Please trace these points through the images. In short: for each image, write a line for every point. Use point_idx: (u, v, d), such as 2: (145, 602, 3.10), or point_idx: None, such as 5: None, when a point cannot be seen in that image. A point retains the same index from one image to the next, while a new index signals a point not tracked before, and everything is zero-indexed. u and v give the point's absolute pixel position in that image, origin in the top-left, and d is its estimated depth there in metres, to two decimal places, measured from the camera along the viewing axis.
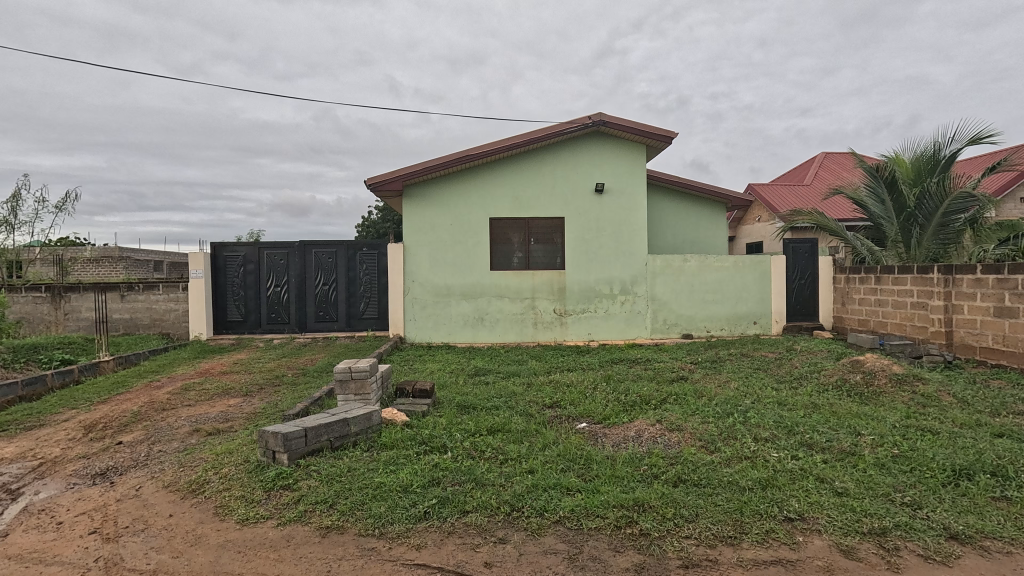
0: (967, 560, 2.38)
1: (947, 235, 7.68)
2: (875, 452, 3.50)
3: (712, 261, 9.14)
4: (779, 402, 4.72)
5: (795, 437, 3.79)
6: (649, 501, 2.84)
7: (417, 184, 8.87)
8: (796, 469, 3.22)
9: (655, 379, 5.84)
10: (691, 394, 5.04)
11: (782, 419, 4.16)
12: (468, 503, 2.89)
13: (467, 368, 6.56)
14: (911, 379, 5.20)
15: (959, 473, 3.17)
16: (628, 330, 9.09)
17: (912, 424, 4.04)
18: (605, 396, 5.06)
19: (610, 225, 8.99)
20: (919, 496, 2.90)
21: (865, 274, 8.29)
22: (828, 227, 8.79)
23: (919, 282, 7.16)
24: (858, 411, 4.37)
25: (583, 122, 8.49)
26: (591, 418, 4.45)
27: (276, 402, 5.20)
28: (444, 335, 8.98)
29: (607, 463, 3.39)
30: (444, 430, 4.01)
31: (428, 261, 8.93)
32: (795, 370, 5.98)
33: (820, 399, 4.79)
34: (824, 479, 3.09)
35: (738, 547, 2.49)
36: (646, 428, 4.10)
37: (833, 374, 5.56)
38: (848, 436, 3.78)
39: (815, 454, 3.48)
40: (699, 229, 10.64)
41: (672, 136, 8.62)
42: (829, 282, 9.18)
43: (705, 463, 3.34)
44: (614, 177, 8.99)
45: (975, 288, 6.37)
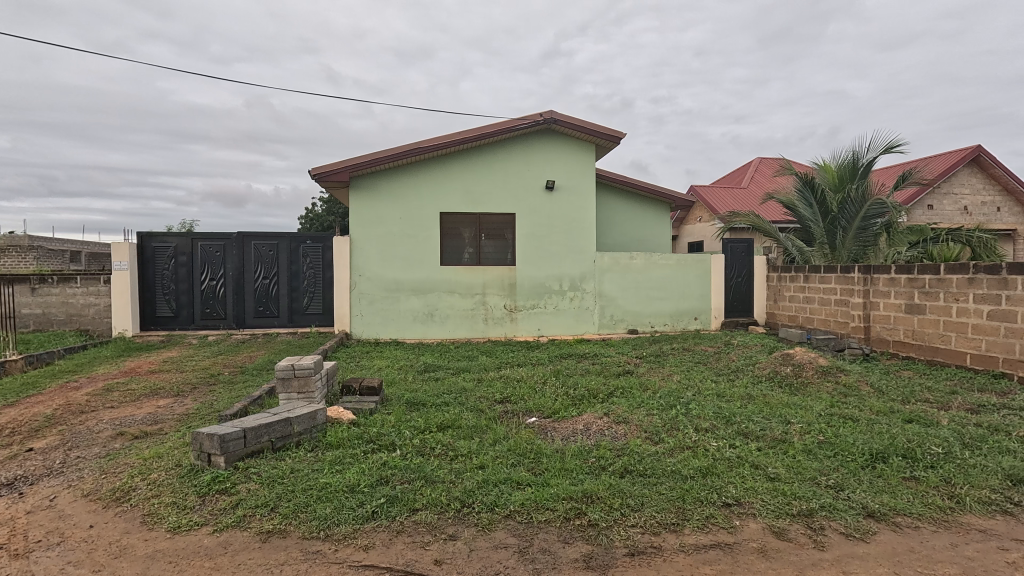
0: (882, 535, 2.60)
1: (865, 238, 8.32)
2: (803, 439, 3.75)
3: (656, 259, 9.44)
4: (718, 393, 4.96)
5: (733, 427, 3.99)
6: (598, 493, 2.91)
7: (366, 175, 8.63)
8: (733, 456, 3.40)
9: (602, 373, 5.99)
10: (637, 387, 5.21)
11: (721, 409, 4.38)
12: (418, 501, 2.85)
13: (415, 365, 6.45)
14: (835, 371, 5.61)
15: (876, 457, 3.45)
16: (577, 326, 9.25)
17: (836, 412, 4.37)
18: (554, 391, 5.13)
19: (560, 222, 9.10)
20: (842, 478, 3.13)
21: (795, 273, 8.84)
22: (762, 228, 9.32)
23: (842, 281, 7.73)
24: (788, 401, 4.68)
25: (534, 119, 8.53)
26: (541, 413, 4.50)
27: (212, 402, 4.92)
28: (392, 331, 8.80)
29: (557, 456, 3.45)
30: (392, 428, 3.93)
31: (376, 256, 8.71)
32: (732, 364, 6.29)
33: (754, 390, 5.08)
34: (758, 466, 3.28)
35: (680, 533, 2.60)
36: (594, 422, 4.19)
37: (766, 366, 5.92)
38: (780, 424, 4.03)
39: (750, 442, 3.69)
40: (644, 228, 10.98)
41: (619, 137, 8.85)
42: (762, 280, 9.74)
43: (650, 453, 3.46)
44: (565, 175, 9.10)
45: (890, 286, 6.95)
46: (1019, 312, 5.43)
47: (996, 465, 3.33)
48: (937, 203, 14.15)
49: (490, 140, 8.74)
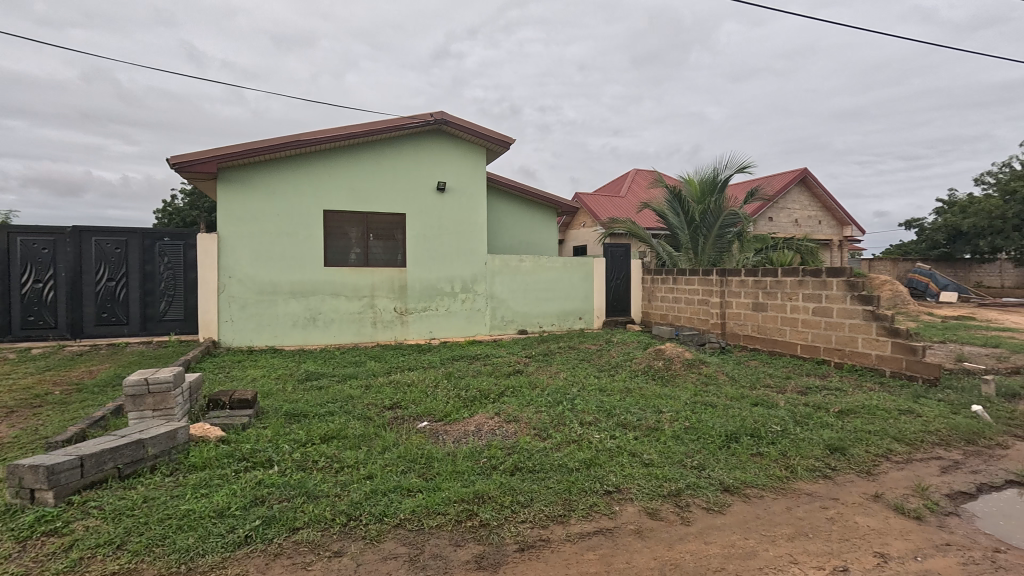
0: (735, 506, 2.97)
1: (722, 245, 9.42)
2: (672, 426, 4.14)
3: (544, 261, 9.82)
4: (600, 388, 5.30)
5: (613, 419, 4.28)
6: (489, 492, 2.95)
7: (237, 167, 7.88)
8: (613, 446, 3.65)
9: (493, 374, 6.08)
10: (526, 386, 5.37)
11: (603, 403, 4.68)
12: (299, 519, 2.66)
13: (296, 373, 6.01)
14: (698, 363, 6.29)
15: (730, 437, 3.92)
16: (468, 328, 9.29)
17: (699, 400, 4.89)
18: (446, 394, 5.10)
19: (451, 224, 9.08)
20: (704, 459, 3.51)
21: (665, 275, 9.74)
22: (638, 234, 10.13)
23: (703, 282, 8.67)
24: (660, 392, 5.14)
25: (424, 119, 8.42)
26: (432, 416, 4.44)
27: (36, 428, 4.13)
28: (269, 338, 8.11)
29: (448, 459, 3.42)
30: (269, 443, 3.62)
31: (250, 255, 7.98)
32: (612, 360, 6.76)
33: (631, 383, 5.51)
34: (634, 454, 3.56)
35: (566, 523, 2.73)
36: (485, 422, 4.24)
37: (642, 361, 6.44)
38: (653, 414, 4.42)
39: (628, 432, 3.99)
40: (533, 232, 11.37)
41: (508, 142, 9.07)
42: (638, 282, 10.59)
43: (539, 449, 3.58)
44: (456, 177, 9.10)
45: (741, 288, 7.95)
46: (835, 308, 6.54)
47: (819, 437, 3.98)
48: (775, 215, 16.51)
49: (378, 137, 8.45)
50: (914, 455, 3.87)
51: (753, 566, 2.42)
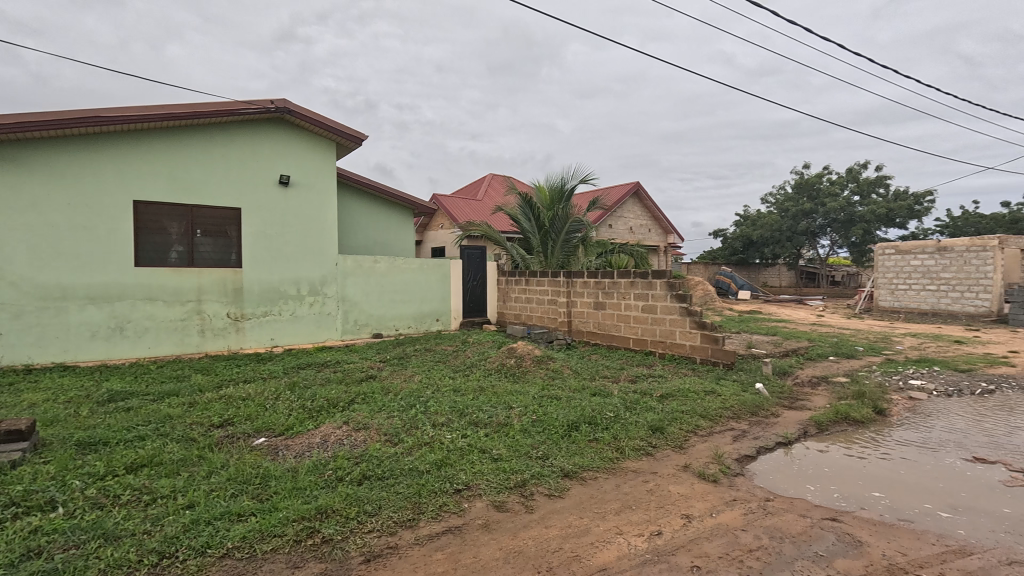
0: (573, 490, 3.24)
1: (568, 249, 10.18)
2: (520, 421, 4.36)
3: (400, 263, 9.62)
4: (454, 389, 5.36)
5: (465, 418, 4.37)
6: (333, 506, 2.80)
7: (6, 142, 6.37)
8: (464, 445, 3.72)
9: (344, 381, 5.78)
10: (378, 391, 5.21)
11: (456, 403, 4.74)
12: (92, 568, 2.24)
13: (95, 394, 5.03)
14: (546, 359, 6.72)
15: (571, 427, 4.27)
16: (317, 333, 8.69)
17: (546, 394, 5.23)
18: (288, 405, 4.71)
19: (297, 221, 8.41)
20: (547, 449, 3.77)
21: (519, 277, 10.19)
22: (493, 237, 10.46)
23: (552, 283, 9.27)
24: (511, 389, 5.38)
25: (264, 106, 7.69)
26: (271, 431, 4.07)
27: None
28: (56, 352, 6.67)
29: (288, 476, 3.17)
30: (53, 481, 2.98)
31: (27, 252, 6.47)
32: (467, 360, 6.88)
33: (484, 382, 5.67)
34: (484, 450, 3.67)
35: (415, 527, 2.71)
36: (332, 432, 4.01)
37: (495, 360, 6.67)
38: (503, 410, 4.60)
39: (479, 430, 4.11)
40: (388, 233, 11.06)
41: (361, 138, 8.70)
42: (493, 283, 10.94)
43: (389, 455, 3.51)
44: (302, 171, 8.46)
45: (584, 288, 8.69)
46: (659, 306, 7.49)
47: (644, 420, 4.53)
48: (614, 223, 18.35)
49: (206, 121, 7.48)
50: (714, 428, 4.62)
51: (587, 542, 2.67)
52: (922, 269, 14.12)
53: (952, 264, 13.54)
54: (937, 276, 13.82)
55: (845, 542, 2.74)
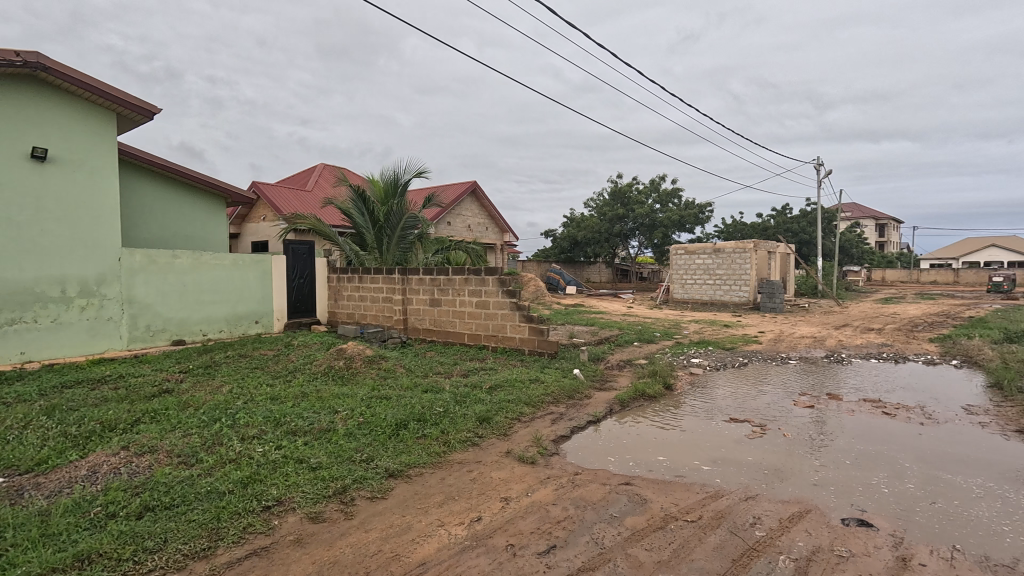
0: (396, 490, 3.22)
1: (405, 245, 9.97)
2: (346, 425, 4.17)
3: (207, 258, 8.44)
4: (271, 397, 4.88)
5: (281, 428, 4.02)
6: (100, 549, 2.35)
7: None
8: (278, 458, 3.42)
9: (127, 398, 4.85)
10: (174, 407, 4.49)
11: (271, 413, 4.32)
12: None
13: None
14: (377, 359, 6.53)
15: (399, 425, 4.22)
16: (92, 343, 7.15)
17: (375, 394, 5.08)
18: (43, 435, 3.79)
19: (60, 206, 6.81)
20: (372, 450, 3.68)
21: (351, 274, 9.64)
22: (323, 231, 9.77)
23: (387, 281, 8.97)
24: (337, 392, 5.11)
25: (5, 57, 6.05)
26: (13, 470, 3.23)
27: None
28: None
29: (35, 522, 2.56)
30: None
31: None
32: (290, 365, 6.33)
33: (308, 387, 5.27)
34: (302, 460, 3.43)
35: (211, 556, 2.42)
36: (104, 461, 3.34)
37: (322, 362, 6.25)
38: (327, 415, 4.34)
39: (297, 439, 3.82)
40: (193, 223, 9.61)
41: (152, 112, 7.40)
42: (323, 281, 10.25)
43: (181, 479, 3.06)
44: (67, 144, 6.88)
45: (419, 285, 8.64)
46: (491, 301, 7.79)
47: (472, 412, 4.68)
48: (452, 220, 18.60)
49: None
50: (536, 414, 4.99)
51: (407, 539, 2.67)
52: (704, 266, 17.12)
53: (723, 263, 16.66)
54: (713, 272, 16.89)
55: (634, 501, 3.20)
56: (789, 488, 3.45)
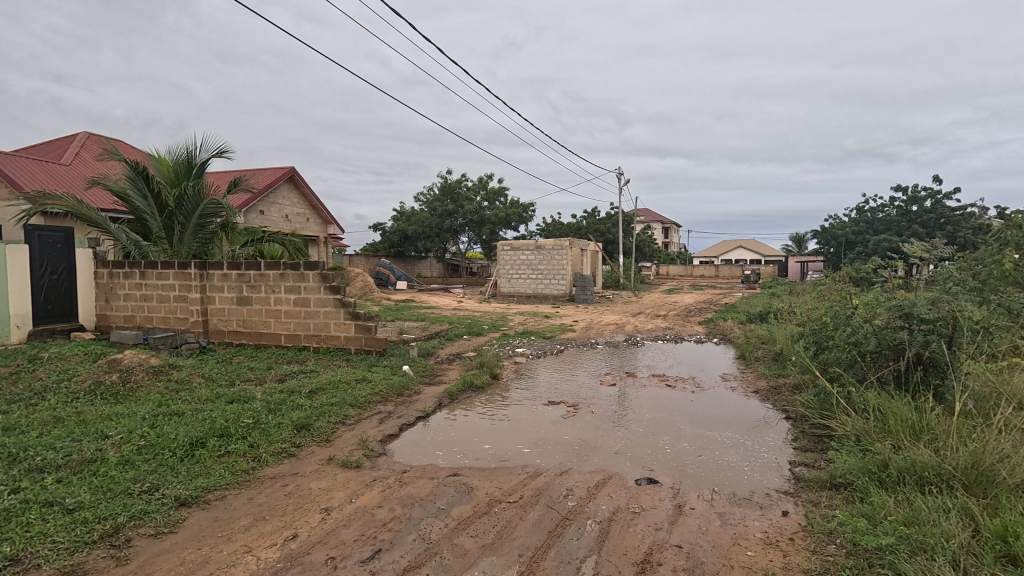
0: (190, 519, 2.78)
1: (205, 235, 8.39)
2: (119, 451, 3.43)
3: None
4: (3, 428, 3.77)
5: (20, 466, 3.13)
6: None
7: None
8: (14, 504, 2.66)
9: None
10: None
11: (3, 448, 3.34)
12: None
13: None
14: (166, 369, 5.54)
15: (195, 444, 3.63)
16: None
17: (162, 411, 4.29)
18: None
19: None
20: (157, 478, 3.10)
21: (130, 269, 7.92)
22: (87, 215, 7.90)
23: (180, 276, 7.59)
24: (108, 413, 4.17)
25: None
26: None
27: None
28: None
29: None
30: None
31: None
32: (37, 384, 4.99)
33: (64, 410, 4.21)
34: (52, 502, 2.73)
35: None
36: None
37: (86, 378, 5.05)
38: (92, 443, 3.52)
39: (45, 477, 3.02)
40: None
41: None
42: (88, 278, 8.29)
43: None
44: None
45: (223, 282, 7.55)
46: (312, 298, 7.19)
47: (288, 420, 4.25)
48: (266, 209, 16.68)
49: None
50: (361, 415, 4.77)
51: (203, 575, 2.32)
52: (527, 262, 18.34)
53: (543, 259, 18.05)
54: (535, 267, 18.20)
55: (461, 491, 3.26)
56: (596, 459, 3.88)
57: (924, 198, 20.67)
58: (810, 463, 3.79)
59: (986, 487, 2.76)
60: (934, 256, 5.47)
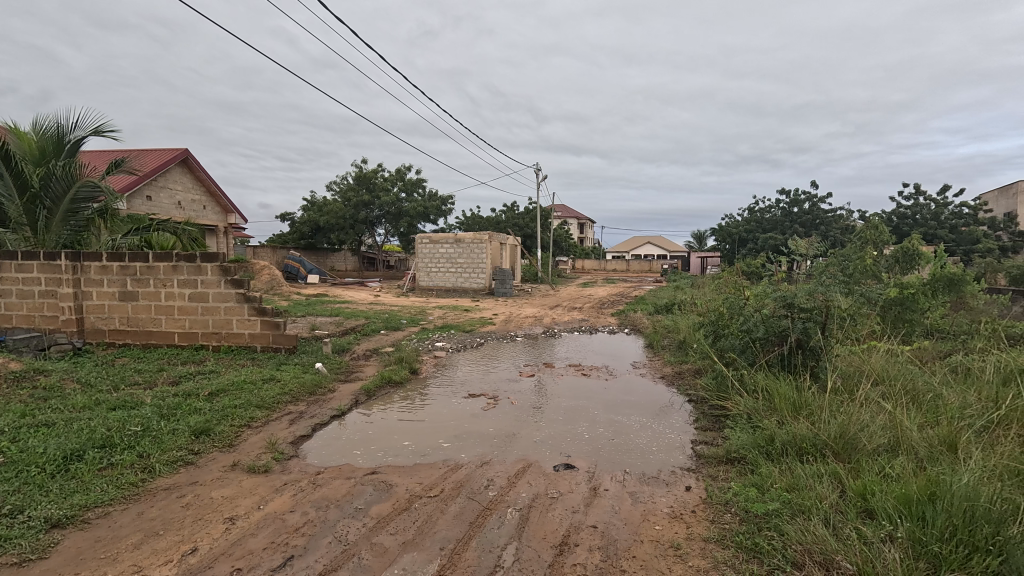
0: (66, 542, 2.47)
1: (78, 223, 7.38)
2: None
3: None
4: None
5: None
6: None
7: None
8: None
9: None
10: None
11: None
12: None
13: None
14: (31, 375, 4.89)
15: (69, 458, 3.21)
16: None
17: (26, 422, 3.74)
18: None
19: None
20: (22, 498, 2.71)
21: None
22: None
23: (46, 269, 6.62)
24: None
25: None
26: None
27: None
28: None
29: None
30: None
31: None
32: None
33: None
34: None
35: None
36: None
37: None
38: None
39: None
40: None
41: None
42: None
43: None
44: None
45: (102, 275, 6.72)
46: (210, 293, 6.62)
47: (184, 426, 3.89)
48: (154, 194, 15.03)
49: None
50: (270, 416, 4.48)
51: None
52: (446, 255, 18.16)
53: (463, 252, 17.97)
54: (454, 261, 18.07)
55: (379, 489, 3.18)
56: (516, 449, 3.95)
57: (803, 201, 23.15)
58: (709, 441, 4.13)
59: (850, 453, 3.18)
60: (812, 252, 6.14)
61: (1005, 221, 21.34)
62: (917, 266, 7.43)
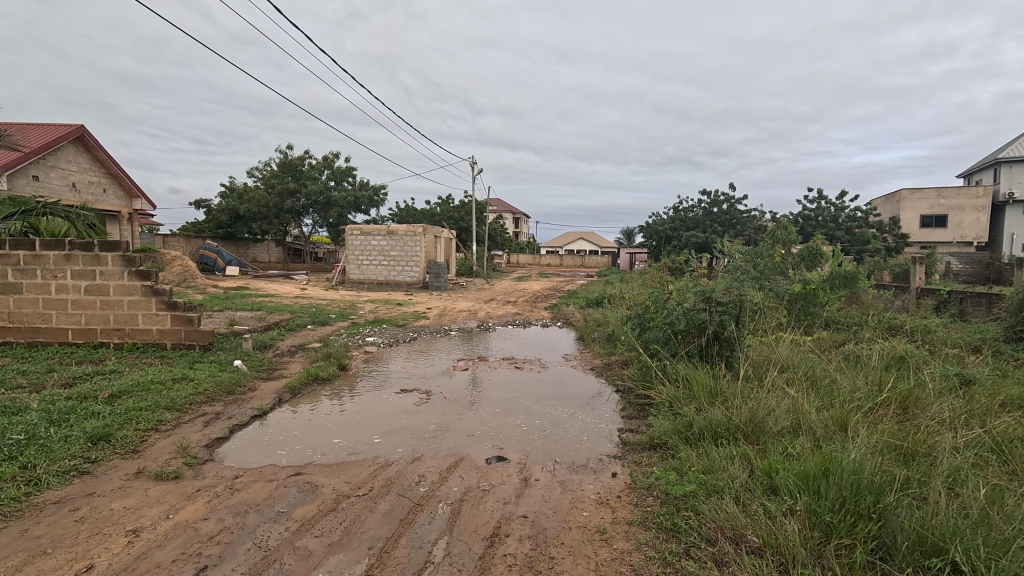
0: None
1: None
2: None
3: None
4: None
5: None
6: None
7: None
8: None
9: None
10: None
11: None
12: None
13: None
14: None
15: None
16: None
17: None
18: None
19: None
20: None
21: None
22: None
23: None
24: None
25: None
26: None
27: None
28: None
29: None
30: None
31: None
32: None
33: None
34: None
35: None
36: None
37: None
38: None
39: None
40: None
41: None
42: None
43: None
44: None
45: None
46: (111, 286, 6.01)
47: (79, 432, 3.51)
48: (42, 174, 13.41)
49: None
50: (181, 419, 4.15)
51: None
52: (378, 247, 17.66)
53: (396, 245, 17.54)
54: (387, 253, 17.60)
55: (304, 491, 3.05)
56: (449, 443, 3.93)
57: (722, 202, 24.71)
58: (634, 429, 4.33)
59: (758, 435, 3.45)
60: (728, 250, 6.57)
61: (890, 224, 23.92)
62: (818, 264, 8.15)
